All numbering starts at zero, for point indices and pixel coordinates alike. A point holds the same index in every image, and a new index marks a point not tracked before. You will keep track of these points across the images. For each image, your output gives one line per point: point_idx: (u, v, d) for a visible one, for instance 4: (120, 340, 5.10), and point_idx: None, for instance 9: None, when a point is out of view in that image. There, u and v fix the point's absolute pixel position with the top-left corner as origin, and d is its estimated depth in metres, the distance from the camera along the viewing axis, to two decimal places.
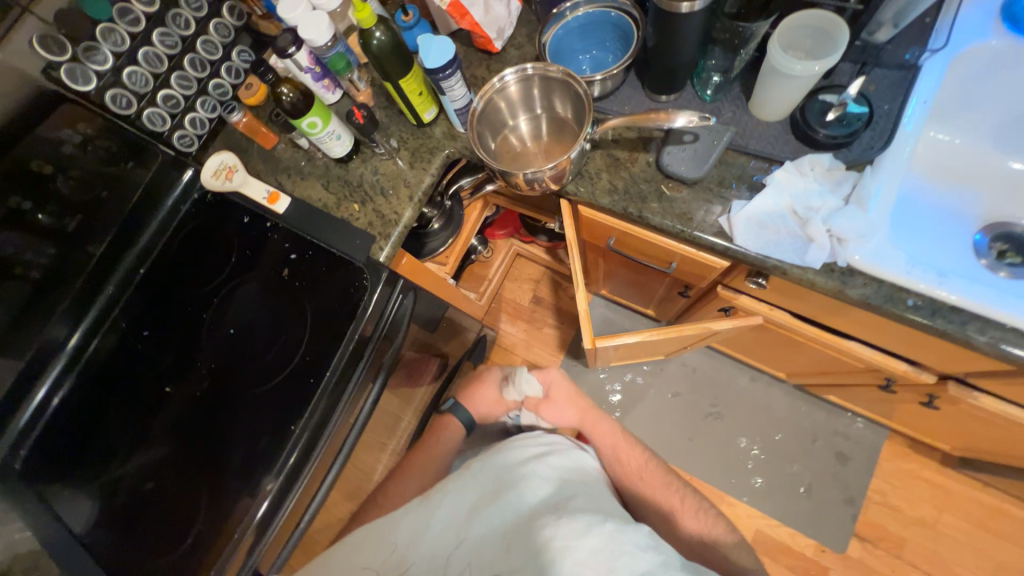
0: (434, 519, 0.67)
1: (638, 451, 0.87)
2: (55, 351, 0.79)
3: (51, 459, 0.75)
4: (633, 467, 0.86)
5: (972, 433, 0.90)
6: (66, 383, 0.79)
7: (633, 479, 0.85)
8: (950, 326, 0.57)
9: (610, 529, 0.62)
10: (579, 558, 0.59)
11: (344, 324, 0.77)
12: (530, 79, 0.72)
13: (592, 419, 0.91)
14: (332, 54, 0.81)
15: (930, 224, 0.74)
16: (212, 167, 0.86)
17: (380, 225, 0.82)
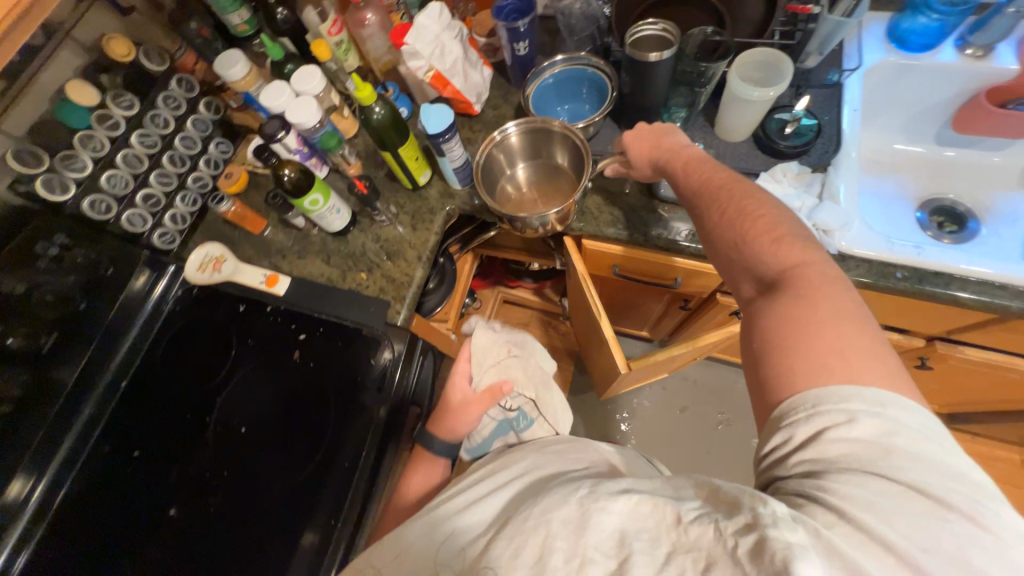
0: (406, 538, 0.54)
1: (761, 209, 0.52)
2: (18, 506, 0.69)
3: None
4: (705, 177, 0.58)
5: (961, 387, 0.98)
6: (37, 535, 0.69)
7: (746, 233, 0.51)
8: (936, 288, 0.65)
9: (582, 491, 0.44)
10: (542, 537, 0.41)
11: (372, 396, 0.74)
12: (528, 131, 0.78)
13: (656, 138, 0.66)
14: (322, 134, 0.82)
15: (880, 208, 0.86)
16: (197, 261, 0.82)
17: (392, 288, 0.80)
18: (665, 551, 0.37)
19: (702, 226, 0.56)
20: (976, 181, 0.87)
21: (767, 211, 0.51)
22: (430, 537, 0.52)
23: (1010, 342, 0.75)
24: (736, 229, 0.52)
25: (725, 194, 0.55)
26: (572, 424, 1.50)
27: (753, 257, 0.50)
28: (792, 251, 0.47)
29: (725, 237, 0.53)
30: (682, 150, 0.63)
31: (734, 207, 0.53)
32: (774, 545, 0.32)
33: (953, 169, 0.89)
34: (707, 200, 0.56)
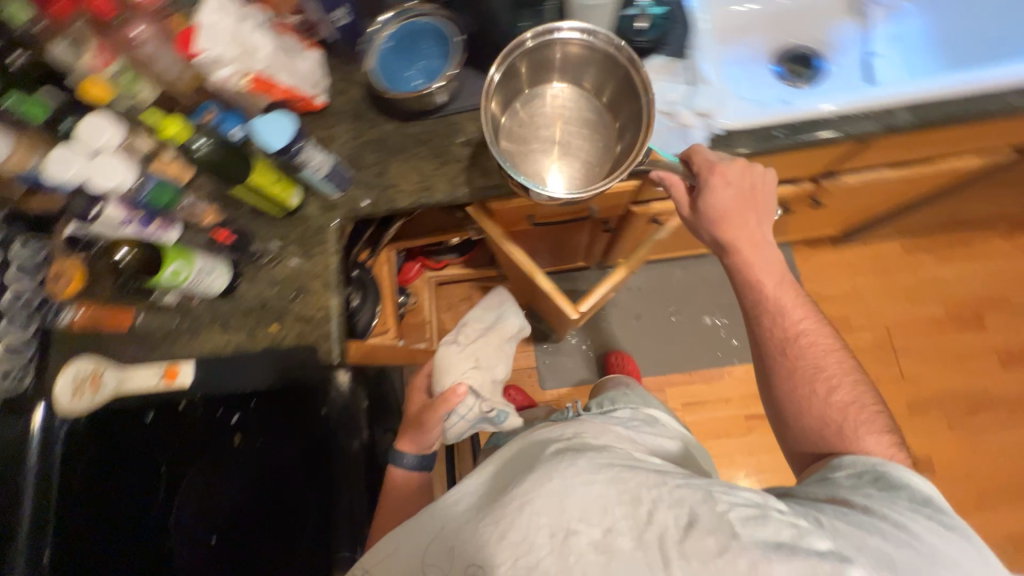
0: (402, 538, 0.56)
1: (811, 359, 0.63)
2: None
3: None
4: (789, 324, 0.65)
5: (850, 208, 1.10)
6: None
7: (828, 411, 0.61)
8: (810, 135, 0.69)
9: (578, 466, 0.49)
10: (535, 509, 0.46)
11: (341, 435, 0.71)
12: (590, 52, 0.70)
13: (744, 219, 0.65)
14: (149, 191, 0.67)
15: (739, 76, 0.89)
16: (70, 387, 0.67)
17: (311, 329, 0.71)
18: (654, 513, 0.44)
19: (764, 355, 0.66)
20: (812, 20, 0.92)
21: (850, 387, 0.62)
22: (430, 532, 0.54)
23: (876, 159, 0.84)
24: (817, 398, 0.62)
25: (819, 356, 0.63)
26: (546, 370, 1.54)
27: (823, 414, 0.62)
28: (875, 436, 0.58)
29: (791, 387, 0.64)
30: (762, 251, 0.65)
31: (814, 381, 0.63)
32: (779, 522, 0.43)
33: (790, 14, 0.93)
34: (789, 352, 0.64)
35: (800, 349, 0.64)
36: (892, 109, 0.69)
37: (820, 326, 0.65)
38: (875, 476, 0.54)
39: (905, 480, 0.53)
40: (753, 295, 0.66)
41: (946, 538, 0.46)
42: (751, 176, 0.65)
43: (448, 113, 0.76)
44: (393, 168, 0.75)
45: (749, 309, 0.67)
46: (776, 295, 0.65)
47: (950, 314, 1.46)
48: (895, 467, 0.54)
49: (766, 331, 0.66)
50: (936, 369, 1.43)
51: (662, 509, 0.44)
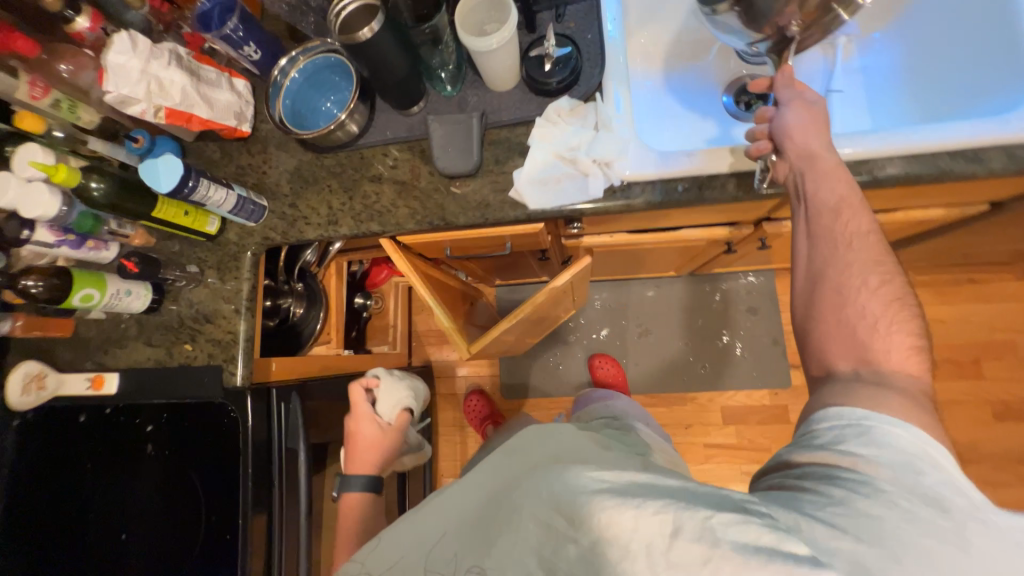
0: (388, 552, 0.56)
1: (859, 257, 0.57)
2: None
3: None
4: (850, 224, 0.57)
5: None
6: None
7: (853, 316, 0.56)
8: (715, 192, 0.65)
9: (554, 474, 0.50)
10: (517, 534, 0.49)
11: (235, 461, 0.73)
12: None
13: (816, 139, 0.59)
14: (75, 216, 0.72)
15: (672, 108, 0.80)
16: (17, 384, 0.77)
17: (220, 351, 0.77)
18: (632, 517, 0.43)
19: (823, 259, 0.59)
20: None
21: (879, 293, 0.56)
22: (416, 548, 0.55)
23: None
24: (861, 303, 0.56)
25: (866, 255, 0.57)
26: (509, 380, 1.55)
27: (863, 337, 0.55)
28: (886, 336, 0.54)
29: (841, 278, 0.57)
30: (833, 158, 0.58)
31: (867, 275, 0.56)
32: (758, 532, 0.41)
33: None
34: (845, 252, 0.57)
35: (834, 259, 0.58)
36: None
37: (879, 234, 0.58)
38: (824, 452, 0.49)
39: (872, 443, 0.47)
40: (813, 223, 0.59)
41: (907, 517, 0.42)
42: (811, 110, 0.59)
43: (361, 146, 0.76)
44: (304, 200, 0.78)
45: (811, 213, 0.59)
46: (850, 197, 0.58)
47: (945, 360, 1.35)
48: (866, 437, 0.48)
49: (829, 239, 0.58)
50: None
51: (637, 518, 0.43)
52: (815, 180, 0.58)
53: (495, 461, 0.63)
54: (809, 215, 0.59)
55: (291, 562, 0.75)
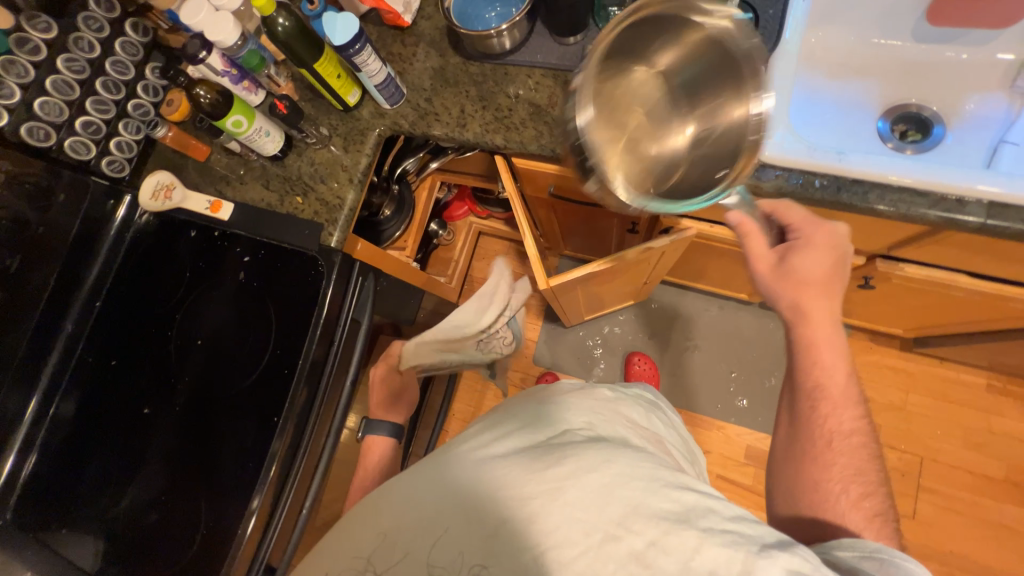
0: (417, 489, 0.54)
1: (839, 460, 0.57)
2: (17, 414, 0.83)
3: (68, 495, 0.82)
4: (837, 419, 0.59)
5: (916, 305, 0.97)
6: (38, 439, 0.84)
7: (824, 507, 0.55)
8: (853, 198, 0.62)
9: (602, 459, 0.51)
10: (560, 508, 0.47)
11: (308, 311, 0.79)
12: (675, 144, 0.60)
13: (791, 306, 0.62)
14: (244, 53, 0.78)
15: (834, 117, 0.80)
16: (149, 189, 0.86)
17: (325, 211, 0.83)
18: (695, 539, 0.44)
19: (798, 461, 0.60)
20: (947, 85, 0.79)
21: (858, 503, 0.54)
22: (452, 493, 0.52)
23: (944, 258, 0.73)
24: (836, 500, 0.55)
25: (850, 461, 0.56)
26: (545, 350, 1.56)
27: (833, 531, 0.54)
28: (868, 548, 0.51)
29: (812, 479, 0.57)
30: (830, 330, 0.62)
31: (844, 482, 0.55)
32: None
33: (927, 72, 0.80)
34: (826, 454, 0.58)
35: (811, 452, 0.59)
36: (966, 198, 0.59)
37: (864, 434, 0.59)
38: (847, 564, 0.47)
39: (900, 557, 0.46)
40: (795, 410, 0.62)
41: None
42: (810, 287, 0.62)
43: (508, 63, 0.79)
44: (441, 99, 0.81)
45: (798, 408, 0.62)
46: (840, 385, 0.60)
47: (1010, 479, 1.24)
48: (870, 548, 0.47)
49: (809, 429, 0.60)
50: (962, 529, 1.23)
51: (700, 548, 0.43)
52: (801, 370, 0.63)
53: (523, 421, 0.61)
54: (793, 412, 0.62)
55: (324, 422, 0.82)
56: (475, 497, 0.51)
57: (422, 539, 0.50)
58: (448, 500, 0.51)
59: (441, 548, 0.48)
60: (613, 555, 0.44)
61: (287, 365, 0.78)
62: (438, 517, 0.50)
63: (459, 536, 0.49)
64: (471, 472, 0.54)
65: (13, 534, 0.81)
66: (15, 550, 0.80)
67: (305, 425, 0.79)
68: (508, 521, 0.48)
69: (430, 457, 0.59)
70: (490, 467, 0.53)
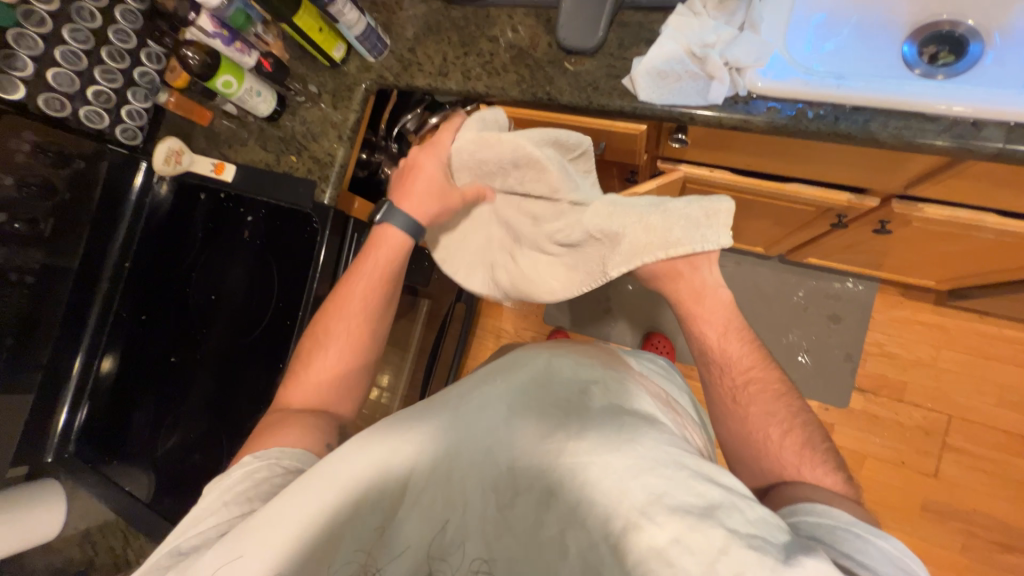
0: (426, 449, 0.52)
1: (754, 408, 0.62)
2: (65, 366, 0.94)
3: (117, 433, 0.94)
4: (734, 374, 0.64)
5: (945, 251, 0.89)
6: (88, 386, 0.96)
7: (764, 456, 0.61)
8: (853, 127, 0.57)
9: (625, 440, 0.49)
10: (580, 490, 0.47)
11: (306, 267, 0.85)
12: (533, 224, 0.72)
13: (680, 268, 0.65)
14: (231, 12, 0.76)
15: (856, 43, 0.71)
16: (161, 154, 0.88)
17: (318, 168, 0.85)
18: (721, 539, 0.42)
19: (725, 427, 0.65)
20: None
21: (791, 437, 0.60)
22: (467, 456, 0.51)
23: (968, 195, 0.66)
24: (772, 443, 0.60)
25: (761, 404, 0.62)
26: (554, 309, 1.54)
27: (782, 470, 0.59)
28: (816, 474, 0.57)
29: (744, 436, 0.63)
30: (705, 305, 0.65)
31: (765, 427, 0.61)
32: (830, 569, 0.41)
33: None
34: (738, 408, 0.63)
35: (730, 413, 0.64)
36: (982, 122, 0.54)
37: (767, 375, 0.64)
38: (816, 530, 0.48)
39: (872, 534, 0.47)
40: (705, 383, 0.67)
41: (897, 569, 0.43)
42: (677, 280, 0.66)
43: (488, 5, 0.76)
44: (423, 48, 0.79)
45: (706, 381, 0.67)
46: (721, 346, 0.65)
47: None
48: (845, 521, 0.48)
49: (715, 394, 0.66)
50: (990, 489, 1.18)
51: (727, 550, 0.42)
52: (700, 347, 0.67)
53: (534, 377, 0.58)
54: (705, 383, 0.67)
55: None
56: (490, 463, 0.50)
57: (436, 501, 0.49)
58: (463, 459, 0.51)
59: (458, 516, 0.49)
60: (632, 545, 0.43)
61: (289, 316, 0.85)
62: (448, 480, 0.50)
63: (471, 510, 0.49)
64: (484, 439, 0.52)
65: (76, 465, 0.94)
66: (76, 479, 0.93)
67: None
68: (527, 492, 0.49)
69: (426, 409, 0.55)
70: (508, 432, 0.52)
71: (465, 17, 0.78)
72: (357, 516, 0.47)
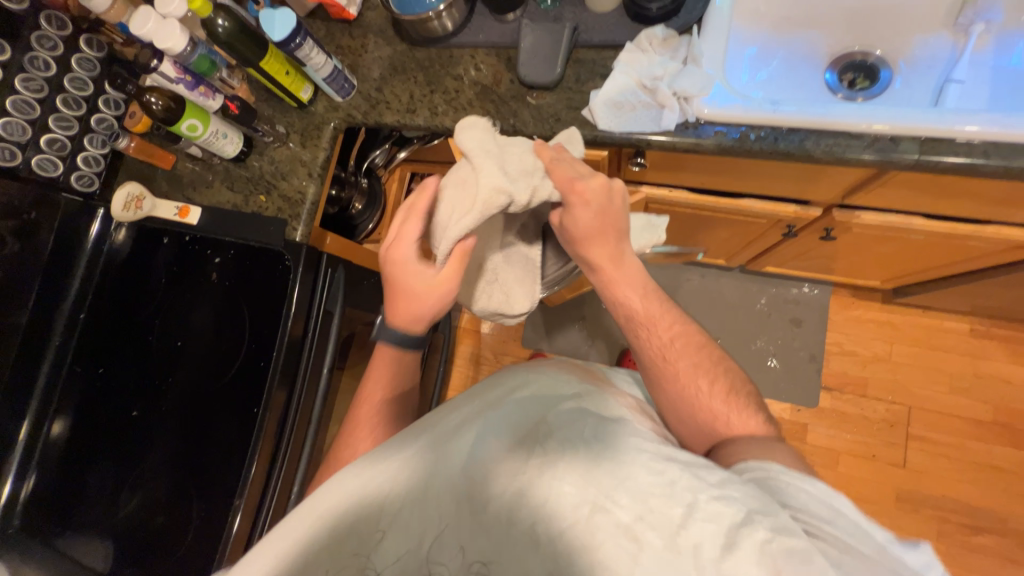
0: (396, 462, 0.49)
1: (684, 367, 0.63)
2: (11, 430, 0.87)
3: (69, 501, 0.86)
4: (659, 334, 0.64)
5: (885, 253, 0.97)
6: (38, 450, 0.88)
7: (698, 411, 0.61)
8: (790, 146, 0.63)
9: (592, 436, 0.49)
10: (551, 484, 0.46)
11: (279, 306, 0.83)
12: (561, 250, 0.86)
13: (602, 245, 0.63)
14: (195, 58, 0.77)
15: (786, 72, 0.79)
16: (120, 201, 0.87)
17: (288, 207, 0.86)
18: (680, 515, 0.44)
19: (661, 393, 0.64)
20: None
21: (717, 387, 0.62)
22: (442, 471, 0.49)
23: (896, 202, 0.74)
24: (703, 395, 0.61)
25: (687, 358, 0.63)
26: (531, 332, 1.55)
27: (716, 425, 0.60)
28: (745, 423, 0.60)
29: (678, 394, 0.62)
30: (623, 270, 0.64)
31: (695, 380, 0.62)
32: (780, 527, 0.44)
33: None
34: (669, 364, 0.63)
35: (668, 374, 0.63)
36: (898, 138, 0.61)
37: (685, 330, 0.65)
38: (760, 482, 0.50)
39: (801, 478, 0.49)
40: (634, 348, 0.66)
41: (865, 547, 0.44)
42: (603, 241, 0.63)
43: (451, 45, 0.80)
44: (390, 87, 0.82)
45: (635, 347, 0.66)
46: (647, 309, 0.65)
47: (998, 421, 1.25)
48: (793, 474, 0.50)
49: (646, 356, 0.65)
50: (952, 473, 1.24)
51: (686, 524, 0.43)
52: (626, 315, 0.65)
53: (506, 383, 0.57)
54: (634, 350, 0.67)
55: (305, 415, 0.85)
56: (455, 476, 0.48)
57: (414, 522, 0.47)
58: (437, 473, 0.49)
59: (433, 535, 0.46)
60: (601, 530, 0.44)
61: (262, 357, 0.82)
62: (420, 502, 0.47)
63: (452, 530, 0.47)
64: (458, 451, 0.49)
65: (23, 541, 0.85)
66: (23, 556, 0.84)
67: (287, 415, 0.82)
68: (495, 499, 0.47)
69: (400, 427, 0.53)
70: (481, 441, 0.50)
71: (429, 58, 0.82)
72: (333, 545, 0.46)
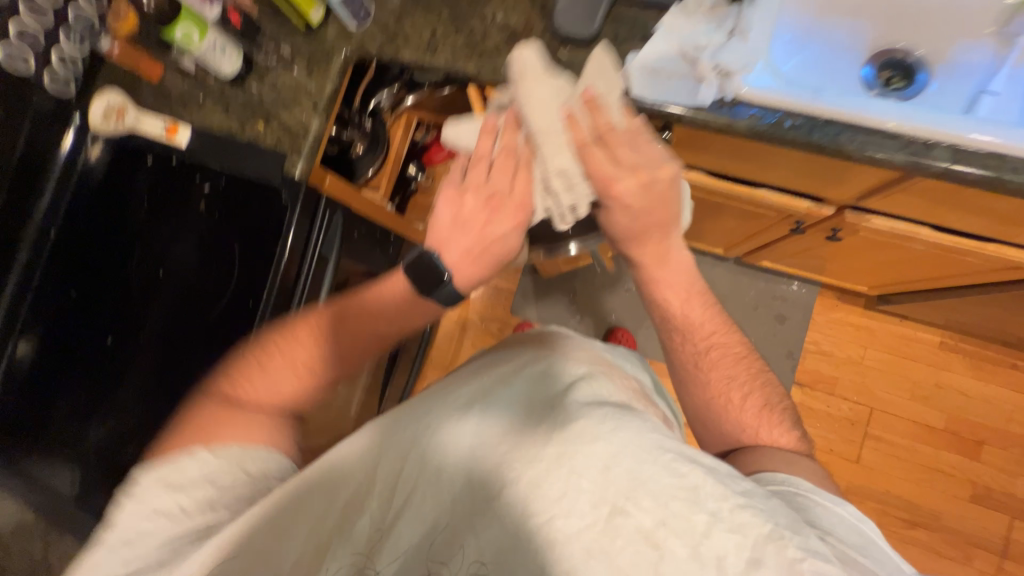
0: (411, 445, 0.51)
1: (713, 373, 0.66)
2: None
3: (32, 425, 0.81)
4: (697, 340, 0.68)
5: (882, 260, 0.99)
6: None
7: (723, 418, 0.64)
8: (825, 138, 0.62)
9: (608, 428, 0.48)
10: (567, 478, 0.45)
11: (271, 245, 0.79)
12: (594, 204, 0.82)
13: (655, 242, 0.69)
14: None
15: (823, 62, 0.77)
16: (99, 110, 0.80)
17: (288, 140, 0.80)
18: (705, 522, 0.43)
19: (687, 392, 0.68)
20: None
21: (750, 397, 0.64)
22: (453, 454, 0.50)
23: (910, 209, 0.74)
24: (733, 407, 0.64)
25: (718, 366, 0.66)
26: (521, 301, 1.55)
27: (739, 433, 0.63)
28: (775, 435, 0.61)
29: (705, 399, 0.66)
30: (669, 270, 0.70)
31: (727, 391, 0.65)
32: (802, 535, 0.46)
33: None
34: (702, 368, 0.67)
35: (699, 377, 0.67)
36: (934, 143, 0.60)
37: (728, 341, 0.68)
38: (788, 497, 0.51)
39: (831, 500, 0.51)
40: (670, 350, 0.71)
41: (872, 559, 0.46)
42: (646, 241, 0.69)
43: None
44: (410, 20, 0.76)
45: (670, 348, 0.70)
46: (686, 314, 0.69)
47: (949, 429, 1.34)
48: (824, 495, 0.51)
49: (678, 356, 0.69)
50: (899, 471, 1.33)
51: (709, 533, 0.42)
52: (664, 314, 0.70)
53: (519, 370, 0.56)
54: (669, 351, 0.71)
55: None
56: (468, 462, 0.49)
57: (431, 501, 0.49)
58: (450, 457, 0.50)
59: (450, 518, 0.48)
60: (622, 531, 0.43)
61: (250, 296, 0.79)
62: (434, 483, 0.49)
63: (467, 512, 0.47)
64: (470, 435, 0.50)
65: None
66: None
67: None
68: (507, 490, 0.46)
69: (412, 410, 0.54)
70: (493, 428, 0.50)
71: None
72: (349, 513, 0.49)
